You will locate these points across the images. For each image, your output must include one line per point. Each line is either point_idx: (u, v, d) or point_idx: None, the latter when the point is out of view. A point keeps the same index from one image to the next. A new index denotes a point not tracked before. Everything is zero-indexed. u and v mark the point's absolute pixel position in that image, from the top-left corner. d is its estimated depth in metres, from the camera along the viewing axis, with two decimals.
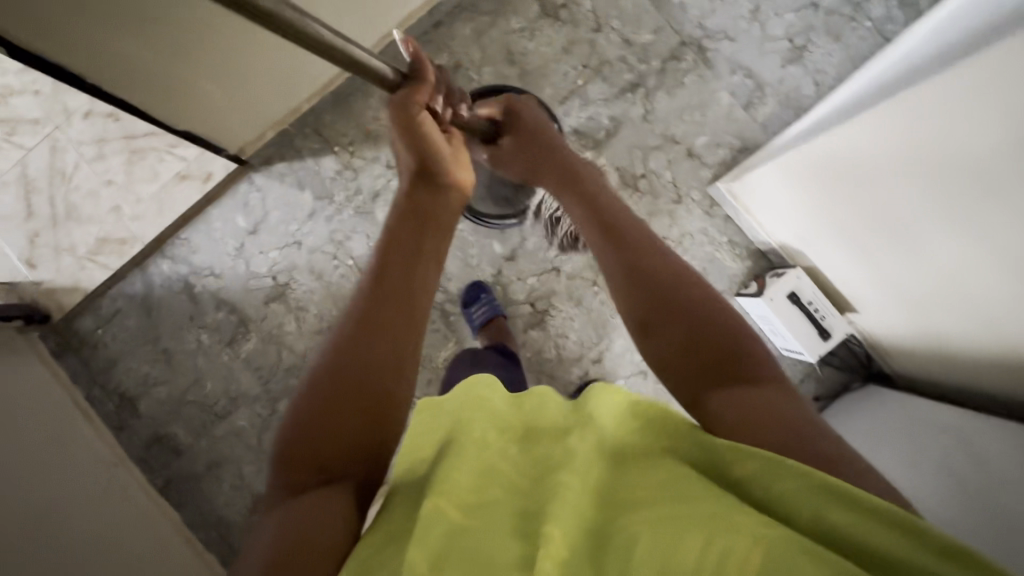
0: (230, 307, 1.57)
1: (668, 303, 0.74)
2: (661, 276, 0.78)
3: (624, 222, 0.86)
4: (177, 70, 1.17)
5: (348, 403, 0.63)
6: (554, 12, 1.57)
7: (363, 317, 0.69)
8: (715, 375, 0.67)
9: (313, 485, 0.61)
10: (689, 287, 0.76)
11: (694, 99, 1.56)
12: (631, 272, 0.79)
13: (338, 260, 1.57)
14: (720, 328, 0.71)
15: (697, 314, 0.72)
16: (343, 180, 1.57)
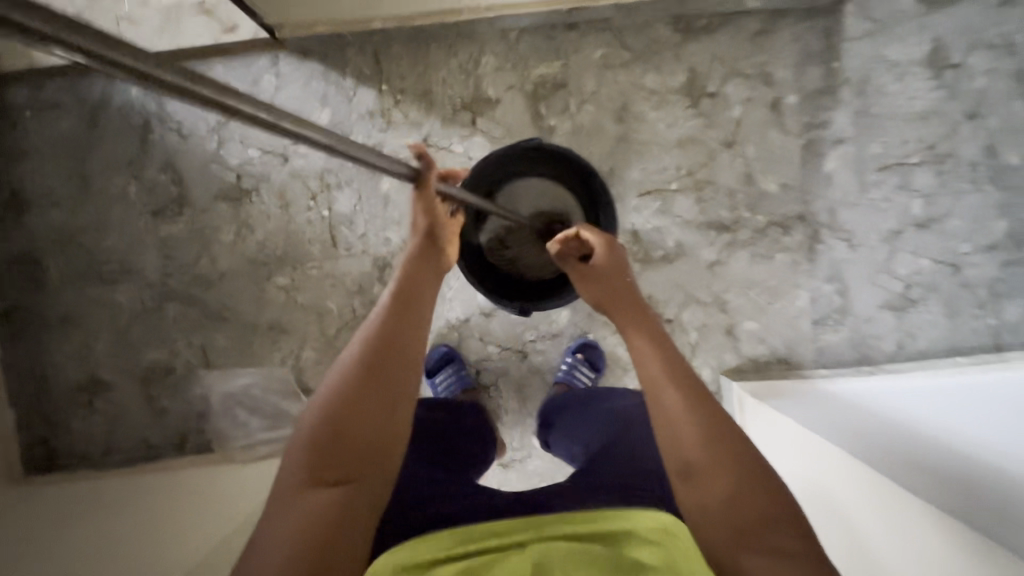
0: (178, 177, 1.34)
1: (709, 462, 0.64)
2: (692, 427, 0.66)
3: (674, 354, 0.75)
4: None
5: (366, 424, 0.68)
6: (696, 96, 1.28)
7: (374, 348, 0.73)
8: (750, 540, 0.59)
9: (327, 483, 0.64)
10: (730, 431, 0.66)
11: (772, 280, 1.31)
12: (671, 424, 0.68)
13: (314, 201, 1.33)
14: (756, 490, 0.62)
15: (731, 478, 0.63)
16: (370, 124, 1.31)
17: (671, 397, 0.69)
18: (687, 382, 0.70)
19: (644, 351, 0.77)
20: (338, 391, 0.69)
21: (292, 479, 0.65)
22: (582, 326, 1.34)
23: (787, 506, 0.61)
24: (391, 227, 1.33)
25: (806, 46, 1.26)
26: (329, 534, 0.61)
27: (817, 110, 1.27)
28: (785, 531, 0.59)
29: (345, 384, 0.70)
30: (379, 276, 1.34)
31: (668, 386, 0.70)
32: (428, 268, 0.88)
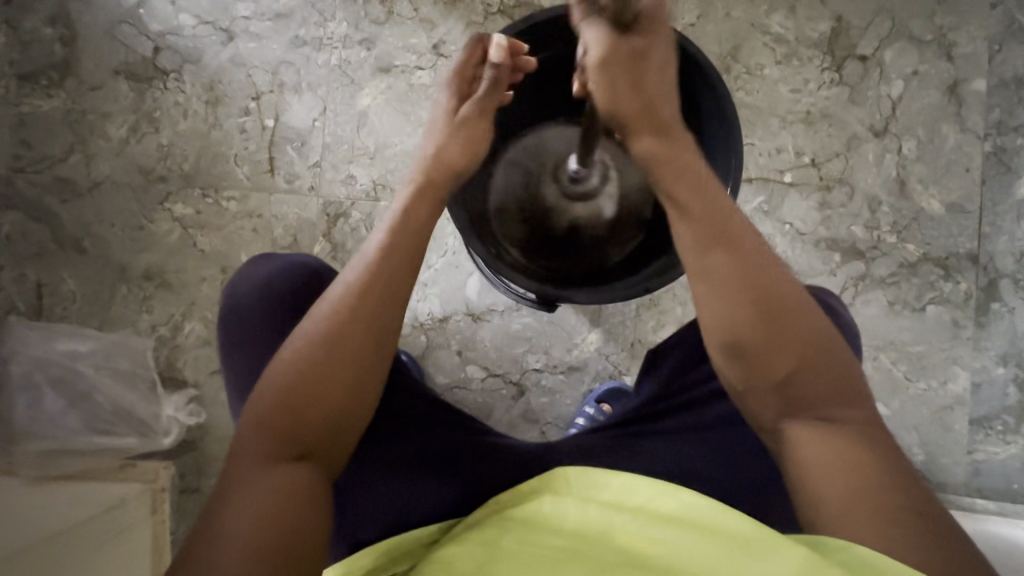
0: (70, 34, 0.91)
1: (759, 336, 0.47)
2: (740, 294, 0.48)
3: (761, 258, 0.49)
4: None
5: (322, 387, 0.48)
6: (839, 55, 0.87)
7: (358, 300, 0.50)
8: (802, 415, 0.47)
9: (276, 457, 0.46)
10: (781, 288, 0.48)
11: (917, 345, 0.86)
12: (714, 292, 0.49)
13: (256, 104, 0.90)
14: (809, 357, 0.47)
15: (777, 344, 0.47)
16: (361, 11, 0.90)
17: (713, 255, 0.49)
18: (726, 228, 0.50)
19: (676, 181, 0.52)
20: (318, 339, 0.49)
21: (253, 450, 0.46)
22: (616, 362, 0.87)
23: (845, 376, 0.47)
24: (360, 160, 0.89)
25: (1007, 16, 0.87)
26: (310, 523, 0.44)
27: (1013, 107, 0.86)
28: (836, 406, 0.47)
29: (330, 326, 0.49)
30: (326, 230, 0.88)
31: (722, 242, 0.49)
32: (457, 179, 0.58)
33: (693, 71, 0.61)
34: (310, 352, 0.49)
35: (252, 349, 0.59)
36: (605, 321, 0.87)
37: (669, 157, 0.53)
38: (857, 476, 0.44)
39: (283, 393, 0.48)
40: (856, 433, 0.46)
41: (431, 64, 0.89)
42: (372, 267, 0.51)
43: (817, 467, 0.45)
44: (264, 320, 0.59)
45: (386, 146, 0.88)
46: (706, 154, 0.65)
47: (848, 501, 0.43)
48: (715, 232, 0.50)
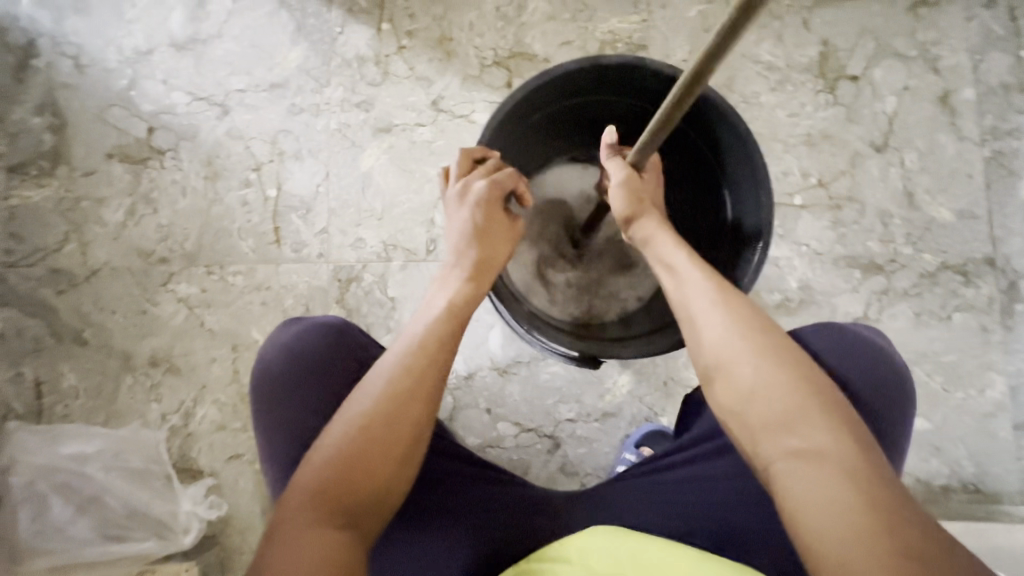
0: (59, 122, 0.89)
1: (726, 355, 0.48)
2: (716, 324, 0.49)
3: (733, 302, 0.50)
4: None
5: (371, 455, 0.46)
6: (831, 78, 0.89)
7: (408, 370, 0.50)
8: (780, 433, 0.43)
9: (319, 526, 0.43)
10: (761, 319, 0.49)
11: (949, 355, 0.85)
12: (692, 326, 0.51)
13: (256, 175, 0.88)
14: (787, 374, 0.45)
15: (747, 360, 0.47)
16: (357, 75, 0.90)
17: (695, 295, 0.52)
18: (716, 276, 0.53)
19: (667, 249, 0.57)
20: (370, 416, 0.48)
21: (300, 514, 0.44)
22: (651, 404, 0.84)
23: (828, 395, 0.44)
24: (367, 222, 0.87)
25: (984, 27, 0.90)
26: None
27: (1003, 112, 0.88)
28: (830, 423, 0.42)
29: (379, 403, 0.48)
30: (338, 296, 0.85)
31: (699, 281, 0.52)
32: (494, 260, 0.58)
33: (713, 115, 0.62)
34: (366, 420, 0.47)
35: (286, 427, 0.55)
36: (635, 362, 0.84)
37: (661, 235, 0.58)
38: (842, 502, 0.38)
39: (330, 458, 0.46)
40: (842, 454, 0.41)
41: (431, 119, 0.89)
42: (425, 343, 0.51)
43: (805, 487, 0.40)
44: (300, 388, 0.56)
45: (394, 205, 0.87)
46: (733, 192, 0.66)
47: (839, 510, 0.38)
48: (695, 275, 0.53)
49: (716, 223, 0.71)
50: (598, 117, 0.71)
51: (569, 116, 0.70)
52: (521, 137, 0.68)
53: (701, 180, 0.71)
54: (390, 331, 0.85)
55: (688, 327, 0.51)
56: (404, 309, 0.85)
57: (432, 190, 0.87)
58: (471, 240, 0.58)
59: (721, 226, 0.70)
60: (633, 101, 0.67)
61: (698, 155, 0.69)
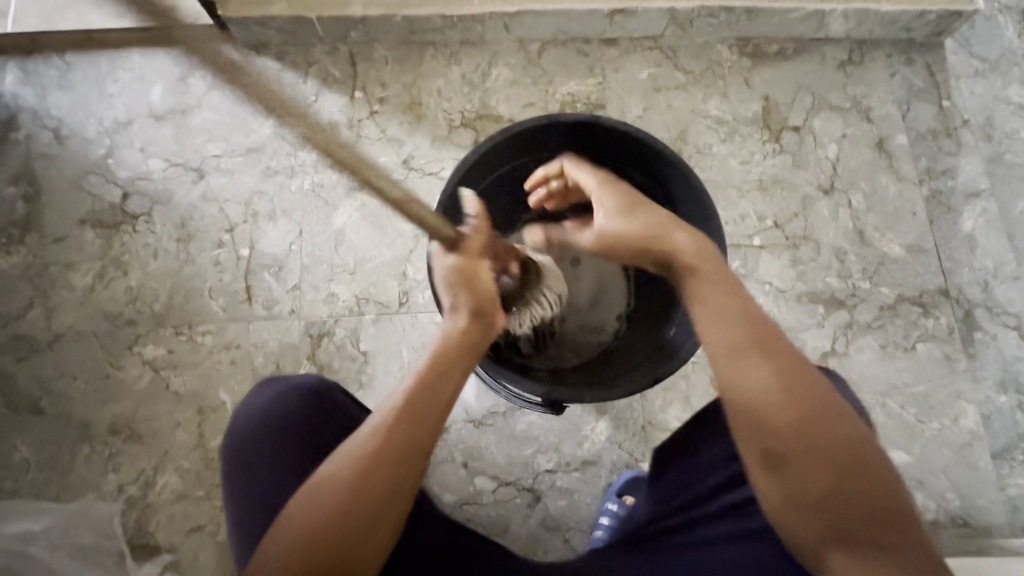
0: (34, 191, 0.91)
1: (786, 447, 0.42)
2: (770, 412, 0.42)
3: (810, 386, 0.43)
4: None
5: (340, 518, 0.43)
6: (775, 128, 0.96)
7: (387, 428, 0.45)
8: (843, 540, 0.42)
9: None
10: (809, 393, 0.43)
11: (919, 386, 0.86)
12: (744, 411, 0.43)
13: (229, 236, 0.89)
14: (861, 477, 0.42)
15: (804, 453, 0.42)
16: (330, 138, 0.94)
17: (745, 370, 0.43)
18: (763, 338, 0.44)
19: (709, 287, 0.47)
20: (342, 476, 0.44)
21: None
22: (631, 449, 0.82)
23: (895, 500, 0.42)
24: (340, 277, 0.87)
25: (906, 81, 0.99)
26: None
27: (935, 154, 0.96)
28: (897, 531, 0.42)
29: (352, 465, 0.44)
30: (310, 352, 0.85)
31: (749, 354, 0.44)
32: (459, 352, 0.49)
33: (669, 170, 0.65)
34: (338, 482, 0.44)
35: (253, 496, 0.53)
36: (612, 408, 0.83)
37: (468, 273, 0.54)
38: None
39: (296, 524, 0.43)
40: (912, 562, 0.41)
41: (402, 177, 0.92)
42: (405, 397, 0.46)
43: None
44: (273, 453, 0.55)
45: (366, 259, 0.88)
46: None
47: None
48: (741, 344, 0.44)
49: None
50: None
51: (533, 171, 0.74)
52: (486, 191, 0.71)
53: None
54: (362, 386, 0.84)
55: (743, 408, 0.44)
56: (377, 363, 0.84)
57: (404, 244, 0.89)
58: (448, 284, 0.54)
59: None
60: (588, 154, 0.70)
61: (651, 204, 0.71)
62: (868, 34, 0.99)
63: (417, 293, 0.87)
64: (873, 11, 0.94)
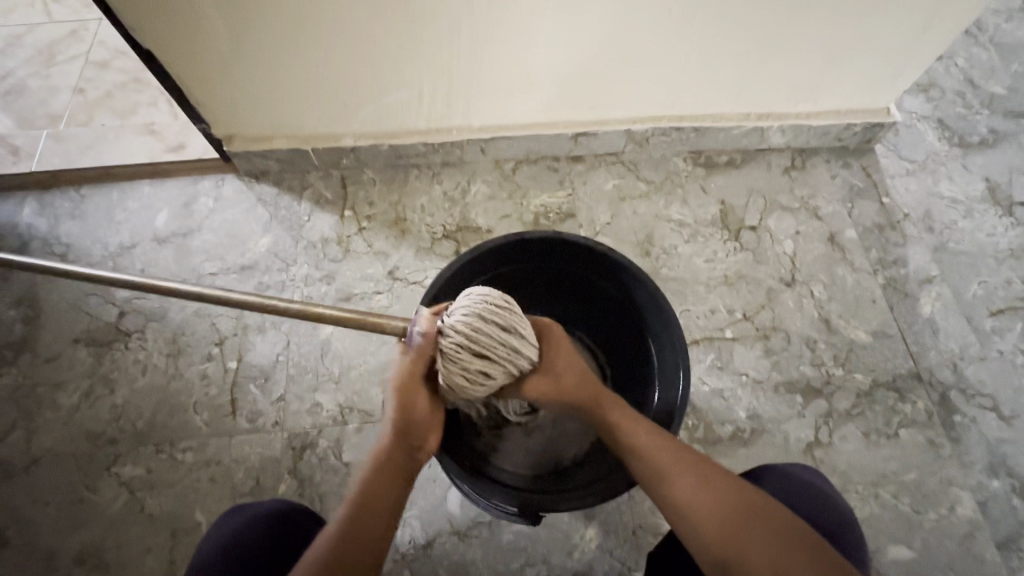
0: (33, 313, 0.95)
1: (729, 544, 0.47)
2: (707, 514, 0.49)
3: (714, 483, 0.51)
4: (259, 34, 0.80)
5: None
6: (733, 228, 1.04)
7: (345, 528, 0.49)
8: None
9: None
10: (713, 488, 0.51)
11: (909, 474, 0.85)
12: (689, 523, 0.50)
13: (218, 349, 0.92)
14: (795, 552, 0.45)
15: (743, 544, 0.47)
16: (321, 253, 1.00)
17: (677, 485, 0.52)
18: (684, 454, 0.54)
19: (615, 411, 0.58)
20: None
21: None
22: (623, 558, 0.79)
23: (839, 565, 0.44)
24: (325, 386, 0.89)
25: (846, 182, 1.09)
26: None
27: (885, 246, 1.03)
28: None
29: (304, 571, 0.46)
30: (291, 465, 0.84)
31: (676, 470, 0.53)
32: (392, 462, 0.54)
33: (627, 279, 0.71)
34: None
35: None
36: (601, 513, 0.81)
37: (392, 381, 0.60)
38: None
39: None
40: None
41: (387, 287, 0.98)
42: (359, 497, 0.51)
43: None
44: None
45: (351, 367, 0.90)
46: (654, 343, 0.72)
47: None
48: (671, 460, 0.53)
49: (645, 374, 0.75)
50: (526, 283, 0.80)
51: (505, 285, 0.79)
52: None
53: (626, 333, 0.77)
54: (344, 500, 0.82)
55: (679, 524, 0.51)
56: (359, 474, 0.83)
57: (388, 351, 0.92)
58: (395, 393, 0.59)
59: (648, 376, 0.74)
60: (557, 267, 0.76)
61: (619, 311, 0.76)
62: (806, 143, 1.11)
63: None
64: (805, 125, 1.07)
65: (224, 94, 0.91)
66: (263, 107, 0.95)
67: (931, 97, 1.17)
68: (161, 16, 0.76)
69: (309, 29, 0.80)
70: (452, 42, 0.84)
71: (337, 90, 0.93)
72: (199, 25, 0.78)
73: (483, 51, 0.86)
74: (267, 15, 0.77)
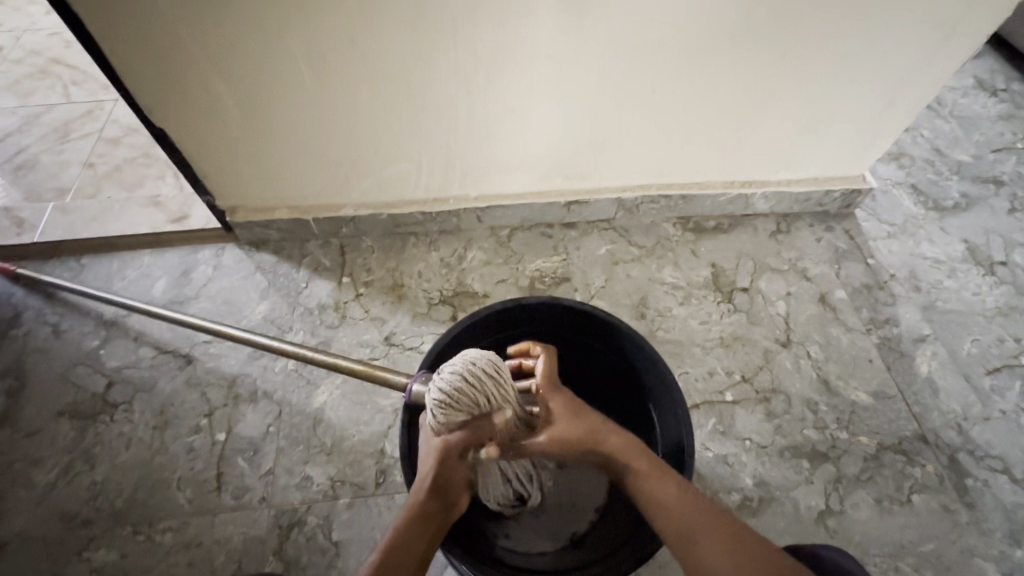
0: (18, 385, 0.93)
1: None
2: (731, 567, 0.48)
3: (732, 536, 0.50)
4: (269, 113, 0.85)
5: None
6: (725, 290, 1.06)
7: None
8: None
9: None
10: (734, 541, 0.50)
11: (927, 544, 0.82)
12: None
13: (207, 421, 0.89)
14: None
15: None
16: (317, 320, 1.00)
17: (705, 541, 0.50)
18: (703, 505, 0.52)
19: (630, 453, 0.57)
20: None
21: None
22: None
23: None
24: (317, 458, 0.86)
25: (831, 244, 1.13)
26: None
27: (875, 306, 1.05)
28: None
29: None
30: (277, 546, 0.79)
31: (698, 523, 0.51)
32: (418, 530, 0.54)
33: (624, 342, 0.71)
34: None
35: None
36: None
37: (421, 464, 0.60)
38: None
39: None
40: None
41: (383, 353, 0.97)
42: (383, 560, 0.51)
43: None
44: None
45: (344, 438, 0.87)
46: (655, 406, 0.71)
47: None
48: (691, 508, 0.52)
49: (648, 438, 0.74)
50: None
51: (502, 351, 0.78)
52: None
53: (627, 396, 0.76)
54: None
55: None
56: (349, 555, 0.78)
57: (383, 420, 0.89)
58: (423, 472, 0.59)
59: (652, 440, 0.72)
60: (555, 332, 0.77)
61: (619, 374, 0.76)
62: (789, 209, 1.16)
63: (395, 470, 0.85)
64: (787, 191, 1.12)
65: (230, 168, 0.95)
66: (267, 180, 0.99)
67: (902, 165, 1.24)
68: (177, 98, 0.81)
69: (317, 109, 0.85)
70: (451, 119, 0.90)
71: (339, 165, 0.97)
72: (212, 105, 0.83)
73: (479, 127, 0.92)
74: (278, 96, 0.83)
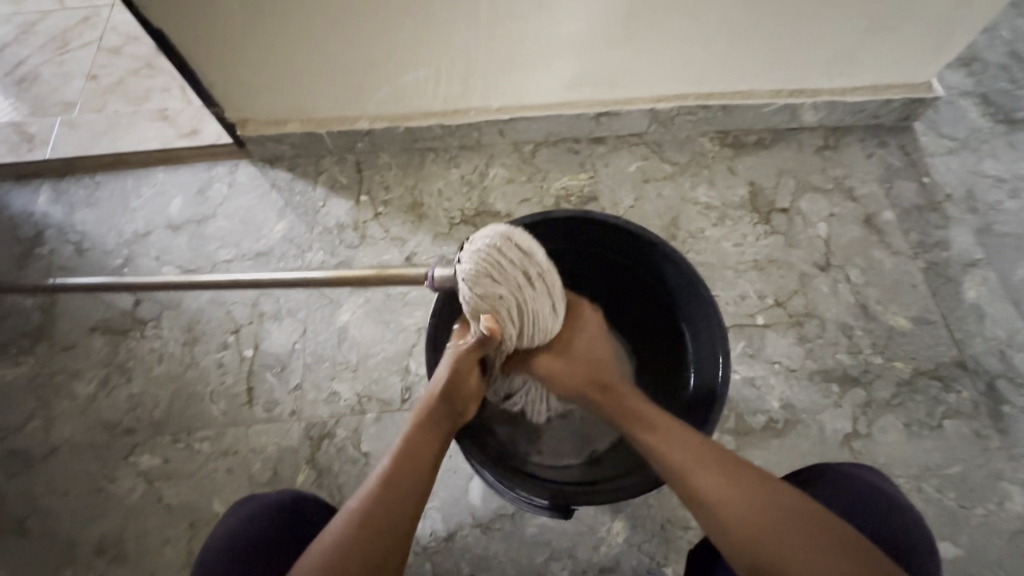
0: (50, 301, 0.94)
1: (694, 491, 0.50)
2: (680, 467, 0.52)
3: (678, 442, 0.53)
4: (275, 10, 0.77)
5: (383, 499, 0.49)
6: (763, 210, 1.00)
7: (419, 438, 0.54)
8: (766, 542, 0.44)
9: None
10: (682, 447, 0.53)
11: (953, 466, 0.81)
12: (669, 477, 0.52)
13: (234, 337, 0.90)
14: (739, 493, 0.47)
15: (744, 522, 0.45)
16: (336, 240, 0.98)
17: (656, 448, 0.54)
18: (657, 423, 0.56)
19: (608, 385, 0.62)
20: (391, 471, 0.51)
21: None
22: (651, 551, 0.76)
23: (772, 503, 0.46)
24: (343, 374, 0.87)
25: (883, 161, 1.04)
26: None
27: (925, 228, 0.98)
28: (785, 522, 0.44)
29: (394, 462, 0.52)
30: (309, 455, 0.82)
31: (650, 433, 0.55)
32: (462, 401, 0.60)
33: (659, 258, 0.68)
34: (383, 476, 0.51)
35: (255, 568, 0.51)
36: (628, 505, 0.78)
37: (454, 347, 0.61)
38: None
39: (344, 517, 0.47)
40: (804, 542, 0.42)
41: None
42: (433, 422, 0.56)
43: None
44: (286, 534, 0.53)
45: (368, 356, 0.88)
46: (690, 326, 0.69)
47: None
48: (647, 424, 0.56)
49: (679, 359, 0.72)
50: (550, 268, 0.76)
51: None
52: None
53: (656, 316, 0.75)
54: None
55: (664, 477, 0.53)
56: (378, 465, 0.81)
57: (406, 339, 0.89)
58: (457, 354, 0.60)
59: (682, 361, 0.71)
60: (584, 249, 0.73)
61: (649, 295, 0.74)
62: (840, 121, 1.06)
63: (420, 387, 0.86)
64: (840, 101, 1.01)
65: (236, 75, 0.88)
66: (276, 90, 0.92)
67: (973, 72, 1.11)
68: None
69: (327, 5, 0.77)
70: (472, 19, 0.81)
71: (353, 71, 0.89)
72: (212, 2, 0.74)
73: (503, 28, 0.83)
74: None
